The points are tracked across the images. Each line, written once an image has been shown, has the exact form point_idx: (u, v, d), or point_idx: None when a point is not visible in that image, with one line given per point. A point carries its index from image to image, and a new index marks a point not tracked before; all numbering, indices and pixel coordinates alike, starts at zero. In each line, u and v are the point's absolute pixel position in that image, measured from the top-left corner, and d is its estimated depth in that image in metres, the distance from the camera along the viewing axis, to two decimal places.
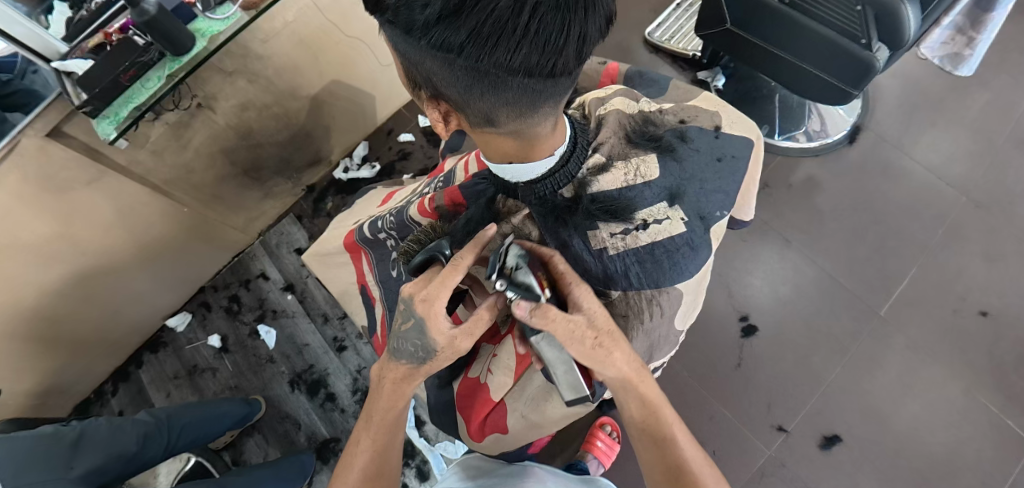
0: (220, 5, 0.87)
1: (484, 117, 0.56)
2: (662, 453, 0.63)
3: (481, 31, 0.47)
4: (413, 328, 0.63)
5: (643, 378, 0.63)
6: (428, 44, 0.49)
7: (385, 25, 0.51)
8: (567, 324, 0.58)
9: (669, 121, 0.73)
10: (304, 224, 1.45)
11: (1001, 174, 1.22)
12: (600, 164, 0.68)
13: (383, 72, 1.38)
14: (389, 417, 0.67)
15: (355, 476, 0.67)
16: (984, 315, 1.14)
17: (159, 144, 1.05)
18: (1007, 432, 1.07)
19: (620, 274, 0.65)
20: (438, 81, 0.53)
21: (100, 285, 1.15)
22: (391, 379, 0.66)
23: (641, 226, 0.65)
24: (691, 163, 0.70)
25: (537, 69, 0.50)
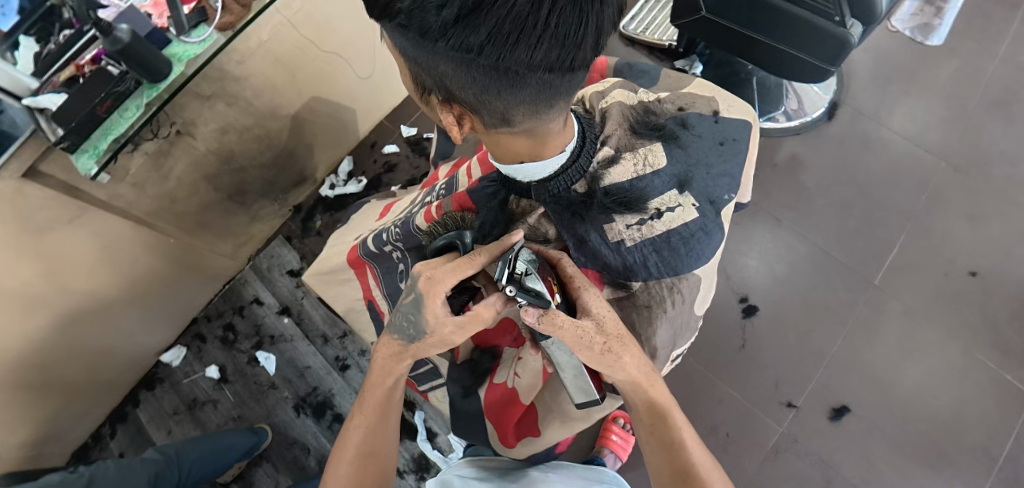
0: (196, 27, 0.85)
1: (501, 117, 0.55)
2: (670, 457, 0.63)
3: (502, 30, 0.46)
4: (412, 303, 0.65)
5: (655, 380, 0.63)
6: (445, 46, 0.47)
7: (395, 29, 0.49)
8: (576, 330, 0.58)
9: (669, 109, 0.74)
10: (294, 245, 1.43)
11: (975, 138, 1.25)
12: (609, 156, 0.68)
13: (362, 85, 1.36)
14: (379, 391, 0.71)
15: (352, 445, 0.71)
16: (974, 275, 1.17)
17: (140, 176, 1.02)
18: (1005, 386, 1.11)
19: (639, 265, 0.66)
20: (451, 84, 0.52)
21: (89, 326, 1.11)
22: (384, 354, 0.69)
23: (655, 215, 0.66)
24: (696, 149, 0.71)
25: (557, 64, 0.49)
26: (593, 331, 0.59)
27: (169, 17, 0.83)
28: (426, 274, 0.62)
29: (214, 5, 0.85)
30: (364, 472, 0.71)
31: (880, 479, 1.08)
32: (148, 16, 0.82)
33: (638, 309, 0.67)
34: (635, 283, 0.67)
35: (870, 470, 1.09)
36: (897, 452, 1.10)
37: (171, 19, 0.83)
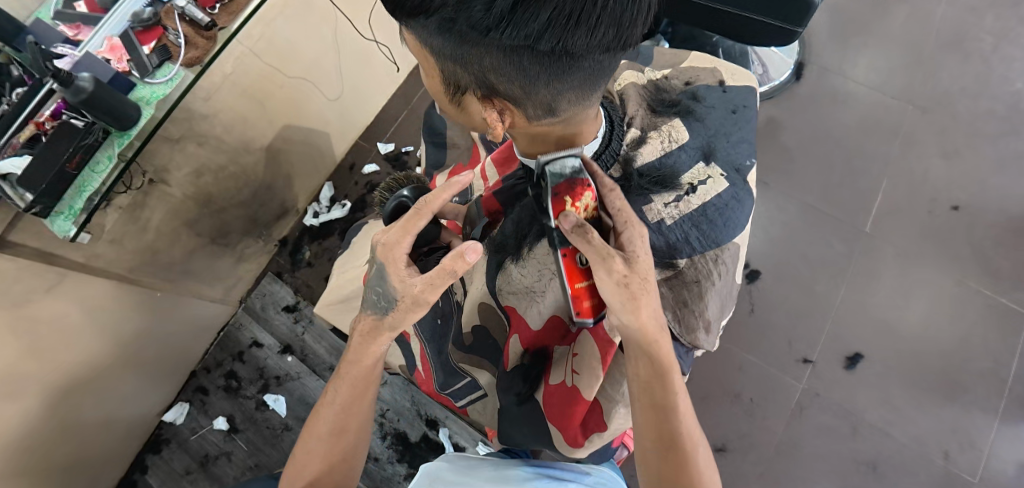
0: (160, 67, 0.80)
1: (546, 107, 0.60)
2: (658, 419, 0.63)
3: (562, 14, 0.47)
4: (376, 275, 0.66)
5: (660, 339, 0.62)
6: (501, 37, 0.49)
7: (441, 23, 0.50)
8: (604, 253, 0.58)
9: (677, 85, 0.82)
10: (286, 280, 1.38)
11: (935, 79, 1.31)
12: (637, 138, 0.74)
13: (333, 107, 1.33)
14: (354, 372, 0.69)
15: (324, 424, 0.70)
16: (956, 209, 1.22)
17: (117, 231, 0.96)
18: (1002, 310, 1.16)
19: (681, 242, 0.69)
20: (501, 77, 0.55)
21: (83, 398, 1.04)
22: (359, 332, 0.68)
23: (690, 190, 0.71)
24: (712, 120, 0.78)
25: (610, 42, 0.52)
26: (619, 263, 0.58)
27: (129, 60, 0.78)
28: (380, 241, 0.64)
29: (176, 41, 0.80)
30: (334, 448, 0.70)
31: (902, 418, 1.12)
32: (107, 62, 0.77)
33: (687, 286, 0.69)
34: (680, 261, 0.69)
35: (891, 410, 1.12)
36: (914, 389, 1.13)
37: (131, 62, 0.78)
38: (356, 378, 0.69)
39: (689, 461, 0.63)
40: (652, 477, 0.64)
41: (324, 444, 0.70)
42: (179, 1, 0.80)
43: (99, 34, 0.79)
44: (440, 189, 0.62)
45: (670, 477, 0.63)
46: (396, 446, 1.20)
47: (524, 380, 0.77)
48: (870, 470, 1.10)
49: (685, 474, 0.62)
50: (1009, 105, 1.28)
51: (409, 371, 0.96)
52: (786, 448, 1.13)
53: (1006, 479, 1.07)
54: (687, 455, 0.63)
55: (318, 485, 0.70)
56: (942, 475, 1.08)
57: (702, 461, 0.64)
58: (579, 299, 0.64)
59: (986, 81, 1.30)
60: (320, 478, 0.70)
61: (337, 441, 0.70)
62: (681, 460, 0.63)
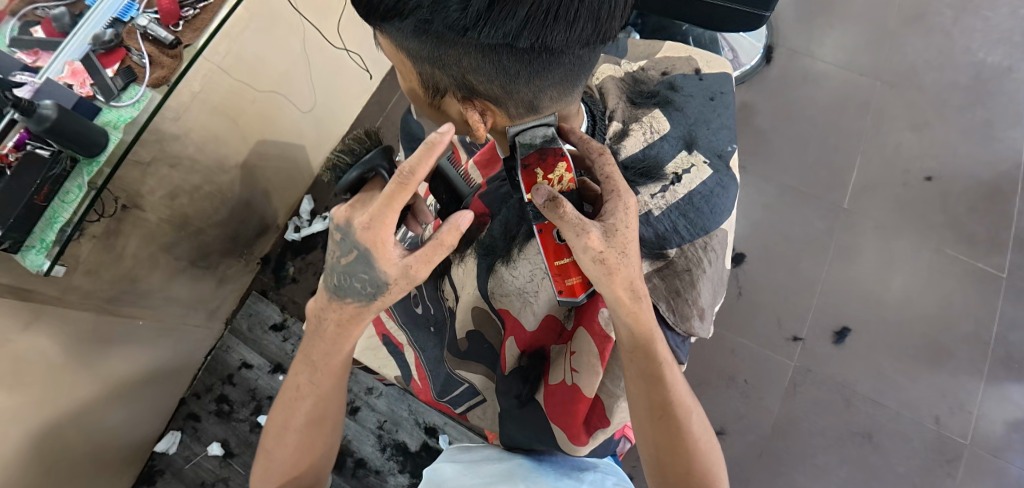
0: (126, 89, 0.77)
1: (528, 105, 0.59)
2: (650, 390, 0.63)
3: (540, 10, 0.48)
4: (358, 261, 0.62)
5: (643, 307, 0.62)
6: (479, 35, 0.49)
7: (417, 25, 0.50)
8: (576, 224, 0.57)
9: (654, 76, 0.83)
10: (271, 297, 1.37)
11: (900, 54, 1.34)
12: (620, 131, 0.76)
13: (306, 119, 1.30)
14: (331, 363, 0.68)
15: (300, 418, 0.69)
16: (930, 179, 1.25)
17: (92, 261, 0.93)
18: (980, 274, 1.19)
19: (670, 231, 0.70)
20: (482, 76, 0.54)
21: (71, 436, 1.01)
22: (336, 321, 0.66)
23: (675, 180, 0.73)
24: (691, 109, 0.80)
25: (590, 37, 0.52)
26: (594, 239, 0.58)
27: (92, 84, 0.76)
28: (364, 224, 0.59)
29: (140, 62, 0.78)
30: (313, 437, 0.70)
31: (892, 387, 1.14)
32: (70, 87, 0.75)
33: (679, 275, 0.69)
34: (670, 251, 0.70)
35: (881, 381, 1.15)
36: (901, 358, 1.15)
37: (95, 86, 0.76)
38: (329, 372, 0.68)
39: (682, 426, 0.63)
40: (648, 445, 0.64)
41: (299, 438, 0.69)
42: (141, 21, 0.79)
43: (58, 59, 0.76)
44: (423, 153, 0.55)
45: (664, 442, 0.63)
46: (396, 457, 1.19)
47: (524, 381, 0.77)
48: (866, 441, 1.12)
49: (678, 438, 0.63)
50: (971, 74, 1.32)
51: (406, 381, 0.91)
52: (783, 426, 1.14)
53: (995, 438, 1.10)
54: (680, 420, 0.63)
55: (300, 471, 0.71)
56: (935, 440, 1.11)
57: (696, 424, 0.64)
58: (561, 276, 0.63)
59: (949, 53, 1.33)
60: (299, 466, 0.71)
61: (311, 434, 0.70)
62: (673, 426, 0.63)
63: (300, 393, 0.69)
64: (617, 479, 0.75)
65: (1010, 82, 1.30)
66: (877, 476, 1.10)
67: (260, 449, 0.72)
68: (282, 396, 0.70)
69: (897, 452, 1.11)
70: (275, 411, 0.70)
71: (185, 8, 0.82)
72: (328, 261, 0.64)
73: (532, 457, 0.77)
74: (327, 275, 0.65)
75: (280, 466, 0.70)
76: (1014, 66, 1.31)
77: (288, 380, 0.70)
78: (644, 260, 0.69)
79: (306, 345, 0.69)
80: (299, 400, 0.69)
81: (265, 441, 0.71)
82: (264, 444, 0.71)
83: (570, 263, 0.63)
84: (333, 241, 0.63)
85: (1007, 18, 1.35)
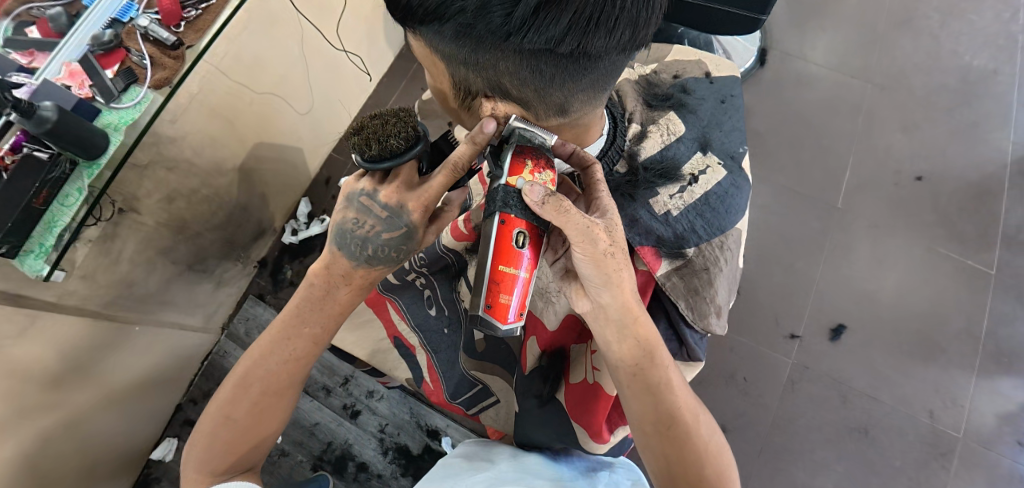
0: (127, 91, 0.77)
1: (559, 107, 0.60)
2: (655, 400, 0.65)
3: (582, 17, 0.49)
4: (398, 236, 0.68)
5: (641, 317, 0.66)
6: (522, 41, 0.49)
7: (457, 29, 0.50)
8: (581, 222, 0.59)
9: (666, 79, 0.89)
10: (268, 301, 1.36)
11: (889, 57, 1.37)
12: (638, 133, 0.83)
13: (304, 121, 1.29)
14: (327, 327, 0.73)
15: (276, 378, 0.71)
16: (920, 179, 1.28)
17: (88, 266, 0.91)
18: (969, 271, 1.22)
19: (688, 231, 0.78)
20: (517, 80, 0.55)
21: (67, 444, 0.99)
22: (350, 287, 0.71)
23: (693, 180, 0.80)
24: (704, 111, 0.86)
25: (627, 43, 0.53)
26: (604, 238, 0.60)
27: (91, 85, 0.75)
28: (421, 208, 0.66)
29: (141, 63, 0.77)
30: (280, 399, 0.72)
31: (888, 383, 1.16)
32: (68, 89, 0.73)
33: (697, 274, 0.77)
34: (689, 250, 0.78)
35: (877, 377, 1.17)
36: (896, 354, 1.18)
37: (94, 87, 0.75)
38: (324, 340, 0.73)
39: (690, 435, 0.65)
40: (660, 462, 0.66)
41: (272, 403, 0.71)
42: (142, 22, 0.78)
43: (55, 60, 0.74)
44: (468, 146, 0.61)
45: (676, 456, 0.65)
46: (399, 461, 1.19)
47: (544, 380, 0.81)
48: (862, 436, 1.14)
49: (689, 449, 0.65)
50: (959, 77, 1.35)
51: (417, 383, 0.92)
52: (781, 423, 1.16)
53: (987, 430, 1.13)
54: (689, 430, 0.65)
55: (252, 434, 0.71)
56: (929, 433, 1.13)
57: (705, 433, 0.66)
58: (504, 284, 0.56)
59: (938, 56, 1.37)
60: (254, 428, 0.71)
61: (282, 400, 0.72)
62: (682, 437, 0.65)
63: (283, 358, 0.71)
64: (633, 483, 0.72)
65: (996, 84, 1.34)
66: (875, 470, 1.13)
67: (218, 414, 0.70)
68: (258, 359, 0.71)
69: (893, 446, 1.13)
70: (248, 374, 0.71)
71: (187, 9, 0.81)
72: (362, 233, 0.67)
73: (547, 456, 0.77)
74: (358, 246, 0.68)
75: (240, 431, 0.70)
76: (999, 69, 1.35)
77: (271, 344, 0.71)
78: (665, 258, 0.77)
79: (305, 311, 0.71)
80: (282, 365, 0.71)
81: (229, 407, 0.70)
82: (226, 409, 0.70)
83: (512, 277, 0.56)
84: (373, 217, 0.67)
85: (992, 22, 1.39)
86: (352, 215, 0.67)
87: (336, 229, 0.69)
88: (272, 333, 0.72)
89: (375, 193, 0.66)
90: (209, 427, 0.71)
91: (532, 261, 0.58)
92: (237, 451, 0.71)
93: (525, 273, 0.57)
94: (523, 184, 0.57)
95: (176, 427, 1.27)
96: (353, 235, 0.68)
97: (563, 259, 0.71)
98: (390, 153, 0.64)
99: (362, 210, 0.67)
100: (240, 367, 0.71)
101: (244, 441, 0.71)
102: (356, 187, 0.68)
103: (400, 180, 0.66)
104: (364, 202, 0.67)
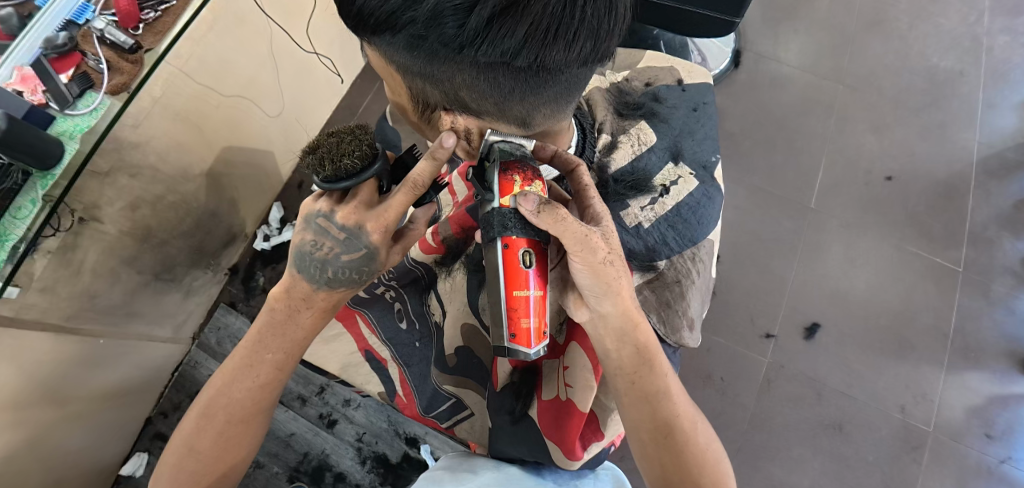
0: (82, 96, 0.73)
1: (521, 120, 0.59)
2: (653, 407, 0.66)
3: (539, 29, 0.47)
4: (360, 258, 0.66)
5: (640, 323, 0.66)
6: (476, 53, 0.48)
7: (409, 40, 0.49)
8: (578, 229, 0.57)
9: (638, 86, 0.89)
10: (241, 309, 1.33)
11: (860, 59, 1.39)
12: (608, 143, 0.83)
13: (275, 123, 1.26)
14: (292, 352, 0.71)
15: (241, 408, 0.69)
16: (890, 179, 1.31)
17: (48, 278, 0.87)
18: (938, 269, 1.24)
19: (660, 243, 0.78)
20: (475, 93, 0.54)
21: (29, 463, 0.95)
22: (316, 312, 0.70)
23: (664, 191, 0.80)
24: (677, 120, 0.86)
25: (588, 55, 0.52)
26: (600, 241, 0.59)
27: (45, 91, 0.71)
28: (382, 228, 0.64)
29: (97, 68, 0.74)
30: (247, 429, 0.70)
31: (861, 379, 1.19)
32: (19, 94, 0.70)
33: (668, 287, 0.77)
34: (660, 263, 0.78)
35: (849, 374, 1.19)
36: (868, 351, 1.20)
37: (48, 92, 0.71)
38: (289, 365, 0.71)
39: (687, 442, 0.66)
40: (656, 469, 0.67)
41: (238, 432, 0.69)
42: (97, 24, 0.75)
43: (5, 64, 0.71)
44: (428, 163, 0.59)
45: (672, 463, 0.66)
46: (377, 469, 1.17)
47: (516, 397, 0.80)
48: (837, 432, 1.16)
49: (686, 457, 0.66)
50: (927, 79, 1.37)
51: (390, 397, 0.91)
52: (758, 421, 1.17)
53: (956, 423, 1.16)
54: (686, 437, 0.66)
55: (221, 464, 0.70)
56: (901, 428, 1.16)
57: (703, 441, 0.67)
58: (520, 312, 0.57)
59: (906, 57, 1.39)
60: (221, 458, 0.70)
61: (248, 429, 0.70)
62: (679, 445, 0.66)
63: (246, 386, 0.69)
64: None
65: (962, 85, 1.37)
66: (849, 465, 1.14)
67: (182, 446, 0.68)
68: (222, 387, 0.69)
69: (866, 441, 1.15)
70: (211, 404, 0.68)
71: (145, 11, 0.78)
72: (321, 255, 0.66)
73: (530, 468, 0.77)
74: (317, 268, 0.67)
75: (208, 462, 0.69)
76: (965, 70, 1.38)
77: (234, 372, 0.69)
78: (636, 271, 0.77)
79: (268, 337, 0.69)
80: (246, 393, 0.69)
81: (194, 438, 0.68)
82: (190, 441, 0.68)
83: (525, 299, 0.56)
84: (331, 238, 0.65)
85: (959, 24, 1.42)
86: (310, 236, 0.66)
87: (295, 252, 0.67)
88: (235, 359, 0.70)
89: (332, 215, 0.65)
90: (176, 458, 0.69)
91: (540, 278, 0.58)
92: (204, 482, 0.70)
93: (535, 291, 0.57)
94: (516, 201, 0.56)
95: (146, 441, 1.24)
96: (312, 258, 0.66)
97: (558, 270, 0.71)
98: (346, 173, 0.62)
99: (320, 231, 0.65)
100: (203, 396, 0.69)
101: (212, 472, 0.69)
102: (313, 208, 0.66)
103: (358, 200, 0.64)
104: (321, 224, 0.65)
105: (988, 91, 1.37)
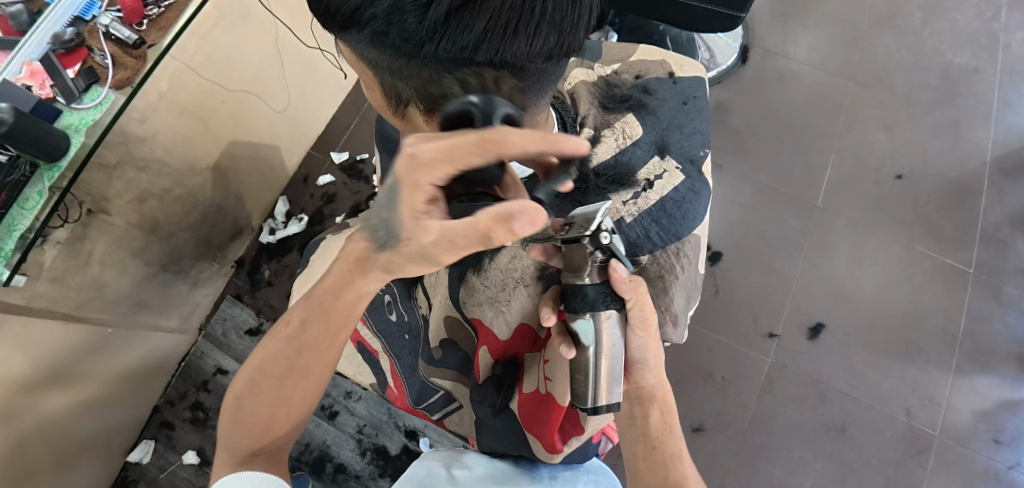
0: (88, 90, 0.74)
1: None
2: (667, 471, 0.69)
3: (498, 24, 0.48)
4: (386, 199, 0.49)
5: (670, 393, 0.69)
6: (436, 49, 0.49)
7: (373, 36, 0.50)
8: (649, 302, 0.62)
9: (627, 79, 0.89)
10: (246, 301, 1.36)
11: (872, 55, 1.37)
12: (592, 137, 0.82)
13: (279, 118, 1.28)
14: (328, 300, 0.64)
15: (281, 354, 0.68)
16: (900, 178, 1.28)
17: (57, 268, 0.88)
18: (947, 270, 1.21)
19: (642, 238, 0.78)
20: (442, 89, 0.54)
21: (39, 447, 0.98)
22: (349, 261, 0.59)
23: (648, 186, 0.79)
24: (668, 113, 0.86)
25: (553, 49, 0.52)
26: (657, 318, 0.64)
27: (53, 85, 0.73)
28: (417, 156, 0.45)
29: (103, 62, 0.75)
30: (287, 381, 0.68)
31: (866, 381, 1.17)
32: (29, 90, 0.71)
33: (652, 281, 0.78)
34: (643, 257, 0.78)
35: (853, 375, 1.17)
36: (873, 353, 1.18)
37: (55, 87, 0.73)
38: (324, 315, 0.65)
39: None
40: None
41: (279, 380, 0.68)
42: (103, 20, 0.76)
43: (15, 58, 0.71)
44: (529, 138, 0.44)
45: None
46: (377, 461, 1.18)
47: (497, 391, 0.82)
48: (839, 434, 1.14)
49: None
50: (940, 75, 1.34)
51: (382, 387, 0.96)
52: (760, 422, 1.16)
53: (963, 428, 1.13)
54: None
55: (267, 419, 0.68)
56: (906, 431, 1.13)
57: None
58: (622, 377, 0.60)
59: (918, 53, 1.36)
60: (265, 411, 0.68)
61: (290, 382, 0.68)
62: None
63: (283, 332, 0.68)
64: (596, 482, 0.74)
65: (976, 83, 1.33)
66: (851, 467, 1.13)
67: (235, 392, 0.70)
68: (271, 338, 0.70)
69: (870, 443, 1.14)
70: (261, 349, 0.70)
71: (148, 7, 0.80)
72: None
73: (520, 464, 0.78)
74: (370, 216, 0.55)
75: (253, 414, 0.68)
76: (980, 67, 1.35)
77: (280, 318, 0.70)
78: None
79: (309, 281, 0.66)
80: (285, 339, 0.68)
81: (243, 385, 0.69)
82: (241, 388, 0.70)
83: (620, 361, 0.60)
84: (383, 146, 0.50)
85: (974, 20, 1.38)
86: None
87: None
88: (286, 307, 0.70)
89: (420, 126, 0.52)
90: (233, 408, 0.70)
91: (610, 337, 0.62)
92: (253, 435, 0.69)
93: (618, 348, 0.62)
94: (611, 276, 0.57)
95: (154, 429, 1.27)
96: None
97: None
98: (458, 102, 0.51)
99: None
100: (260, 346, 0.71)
101: (258, 423, 0.68)
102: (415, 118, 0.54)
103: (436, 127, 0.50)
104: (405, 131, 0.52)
105: (1004, 89, 1.33)
